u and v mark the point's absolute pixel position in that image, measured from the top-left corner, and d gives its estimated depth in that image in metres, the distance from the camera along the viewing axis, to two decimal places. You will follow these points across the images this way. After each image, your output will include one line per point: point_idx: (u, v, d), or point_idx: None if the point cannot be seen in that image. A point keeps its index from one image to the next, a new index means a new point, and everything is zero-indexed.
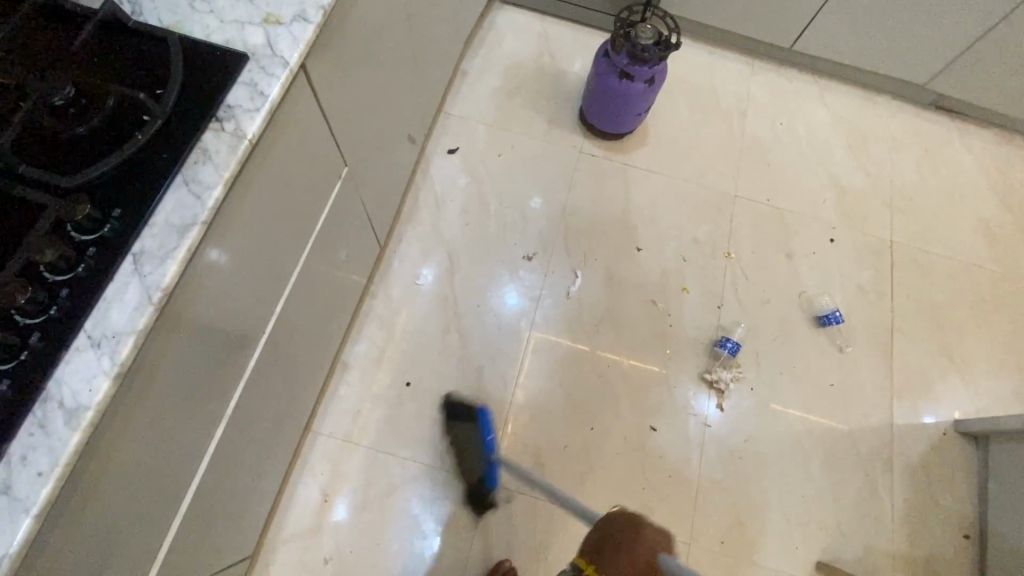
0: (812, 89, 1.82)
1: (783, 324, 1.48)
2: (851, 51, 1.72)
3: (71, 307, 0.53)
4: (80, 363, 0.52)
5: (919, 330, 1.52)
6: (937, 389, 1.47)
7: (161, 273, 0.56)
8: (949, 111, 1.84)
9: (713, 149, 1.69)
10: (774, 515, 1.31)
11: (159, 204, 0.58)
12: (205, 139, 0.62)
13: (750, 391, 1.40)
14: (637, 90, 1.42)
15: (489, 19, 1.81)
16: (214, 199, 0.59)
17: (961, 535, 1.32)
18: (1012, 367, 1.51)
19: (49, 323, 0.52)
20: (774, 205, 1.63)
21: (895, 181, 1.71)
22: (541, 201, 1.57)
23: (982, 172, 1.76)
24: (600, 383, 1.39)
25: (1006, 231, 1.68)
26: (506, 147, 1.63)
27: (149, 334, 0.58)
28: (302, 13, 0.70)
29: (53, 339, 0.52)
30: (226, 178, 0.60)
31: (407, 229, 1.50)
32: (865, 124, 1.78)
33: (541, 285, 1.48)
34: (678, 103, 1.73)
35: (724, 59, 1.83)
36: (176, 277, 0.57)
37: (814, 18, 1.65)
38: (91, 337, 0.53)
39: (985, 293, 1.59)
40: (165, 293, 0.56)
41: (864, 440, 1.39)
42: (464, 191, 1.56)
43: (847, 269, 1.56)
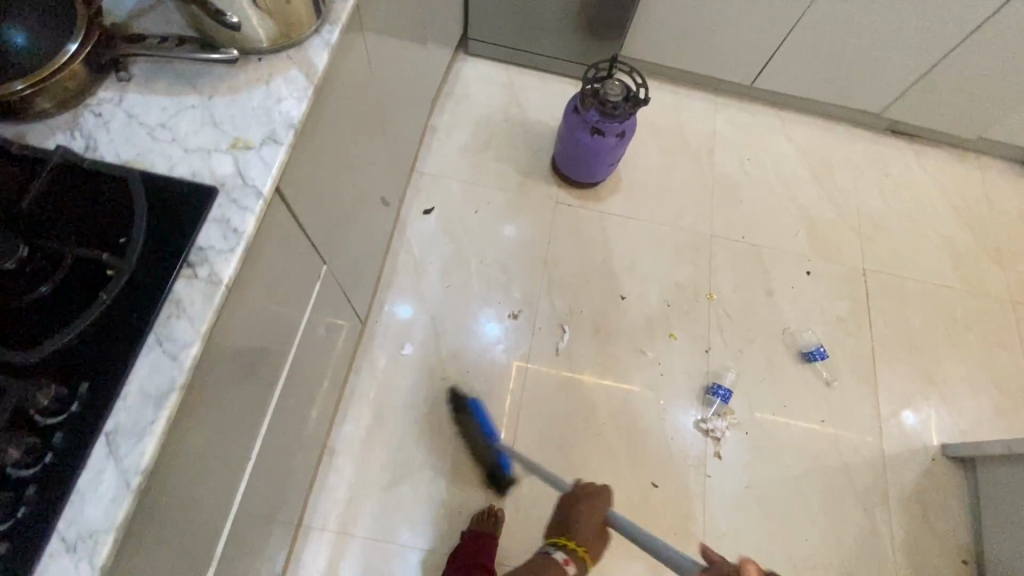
0: (774, 121, 1.87)
1: (770, 362, 1.50)
2: (809, 85, 1.77)
3: (41, 506, 0.48)
4: (55, 572, 0.47)
5: (898, 357, 1.56)
6: (923, 414, 1.50)
7: (139, 452, 0.51)
8: (904, 135, 1.91)
9: (686, 189, 1.71)
10: (781, 561, 1.31)
11: (132, 371, 0.54)
12: (177, 289, 0.58)
13: (745, 436, 1.41)
14: (608, 144, 1.42)
15: (453, 71, 1.81)
16: (192, 358, 0.55)
17: (961, 561, 1.34)
18: (989, 384, 1.56)
19: (16, 530, 0.47)
20: (749, 242, 1.65)
21: (861, 208, 1.76)
22: (513, 228, 1.60)
23: (941, 192, 1.83)
24: (596, 441, 1.38)
25: (969, 249, 1.74)
26: (482, 203, 1.62)
27: (130, 516, 0.53)
28: (272, 134, 0.67)
29: (22, 547, 0.47)
30: (203, 332, 0.56)
31: (388, 297, 1.47)
32: (828, 154, 1.83)
33: (523, 323, 1.49)
34: (647, 146, 1.75)
35: (687, 97, 1.86)
36: (156, 452, 0.53)
37: (772, 56, 1.70)
38: (66, 540, 0.48)
39: (956, 313, 1.64)
40: (145, 474, 0.51)
41: (859, 473, 1.41)
42: (443, 252, 1.55)
43: (825, 301, 1.60)
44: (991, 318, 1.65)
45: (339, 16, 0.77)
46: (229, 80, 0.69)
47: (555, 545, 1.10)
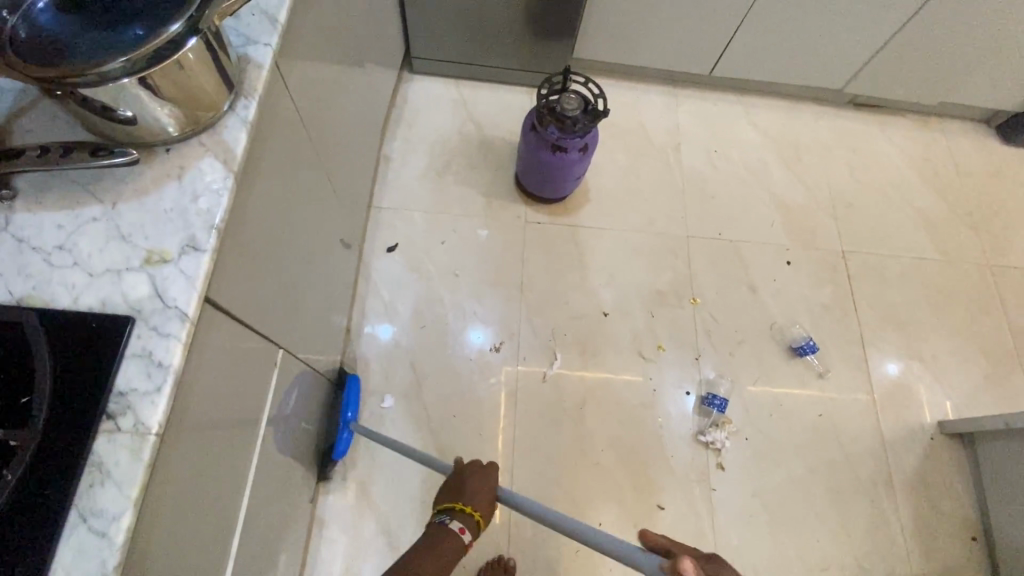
0: (737, 108, 1.82)
1: (761, 362, 1.47)
2: (768, 69, 1.72)
3: None
4: None
5: (887, 337, 1.55)
6: (918, 394, 1.49)
7: None
8: (866, 107, 1.88)
9: (656, 190, 1.65)
10: (796, 568, 1.28)
11: (54, 559, 0.46)
12: (98, 448, 0.50)
13: (745, 443, 1.38)
14: (571, 159, 1.35)
15: (401, 94, 1.72)
16: (123, 531, 0.48)
17: (971, 540, 1.34)
18: (978, 354, 1.55)
19: None
20: (726, 238, 1.61)
21: (832, 188, 1.73)
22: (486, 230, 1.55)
23: (909, 162, 1.81)
24: (595, 470, 1.33)
25: (943, 217, 1.73)
26: (448, 232, 1.54)
27: None
28: (191, 239, 0.58)
29: None
30: (135, 496, 0.49)
31: (360, 347, 1.39)
32: (794, 137, 1.80)
33: (508, 328, 1.45)
34: (611, 150, 1.69)
35: (647, 93, 1.81)
36: None
37: (728, 44, 1.64)
38: None
39: (937, 285, 1.63)
40: None
41: (862, 464, 1.39)
42: (414, 290, 1.47)
43: (808, 290, 1.57)
44: (972, 285, 1.64)
45: (255, 85, 0.67)
46: (135, 181, 0.61)
47: (448, 512, 0.91)
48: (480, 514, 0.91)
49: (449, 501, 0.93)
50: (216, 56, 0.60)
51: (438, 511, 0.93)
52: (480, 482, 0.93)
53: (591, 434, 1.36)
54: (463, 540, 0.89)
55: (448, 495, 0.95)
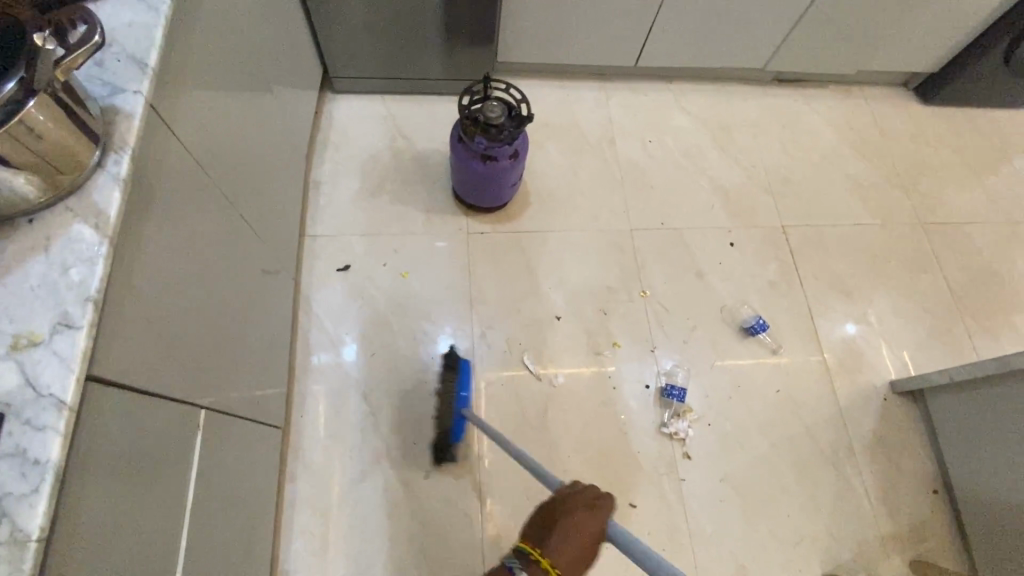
0: (667, 95, 1.83)
1: (715, 346, 1.48)
2: (691, 55, 1.74)
3: None
4: None
5: (833, 306, 1.58)
6: (867, 357, 1.53)
7: None
8: (790, 82, 1.93)
9: (596, 186, 1.65)
10: (771, 546, 1.29)
11: None
12: None
13: (708, 428, 1.39)
14: (503, 167, 1.33)
15: (325, 116, 1.66)
16: None
17: (932, 493, 1.38)
18: (919, 311, 1.60)
19: None
20: (670, 227, 1.62)
21: (767, 165, 1.76)
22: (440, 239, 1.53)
23: (836, 131, 1.86)
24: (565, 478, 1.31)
25: (873, 182, 1.79)
26: (389, 252, 1.50)
27: None
28: (64, 317, 0.53)
29: None
30: None
31: (308, 384, 1.34)
32: (725, 119, 1.82)
33: (475, 335, 1.43)
34: (547, 151, 1.68)
35: (576, 90, 1.80)
36: None
37: (649, 33, 1.64)
38: None
39: (875, 248, 1.68)
40: None
41: (822, 434, 1.42)
42: (359, 317, 1.42)
43: (753, 269, 1.60)
44: (907, 245, 1.70)
45: (127, 137, 0.62)
46: None
47: (521, 557, 0.71)
48: (558, 571, 0.70)
49: (531, 541, 0.73)
50: (71, 111, 0.55)
51: (510, 555, 0.73)
52: (580, 527, 0.72)
53: (556, 442, 1.34)
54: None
55: (534, 529, 0.75)
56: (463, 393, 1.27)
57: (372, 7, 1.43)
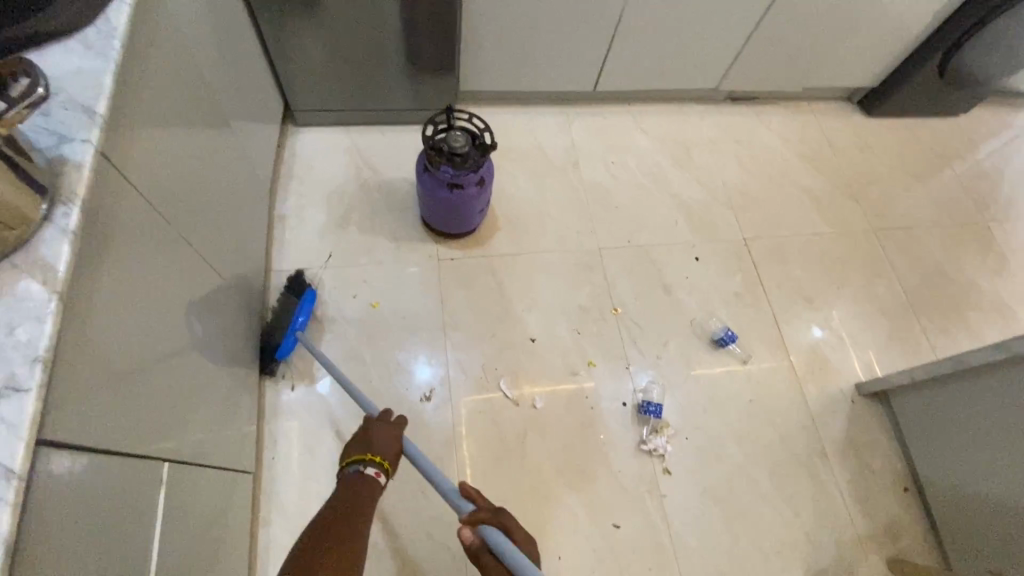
0: (627, 117, 1.89)
1: (688, 359, 1.51)
2: (647, 78, 1.80)
3: None
4: None
5: (796, 313, 1.63)
6: (833, 361, 1.57)
7: None
8: (742, 100, 2.01)
9: (563, 208, 1.67)
10: (755, 557, 1.30)
11: None
12: None
13: (686, 442, 1.40)
14: (470, 195, 1.34)
15: (288, 149, 1.65)
16: None
17: (904, 490, 1.42)
18: (878, 314, 1.67)
19: None
20: (636, 244, 1.65)
21: (725, 180, 1.82)
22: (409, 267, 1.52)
23: (789, 146, 1.94)
24: (546, 503, 1.30)
25: (825, 192, 1.87)
26: (359, 283, 1.48)
27: None
28: (10, 380, 0.51)
29: None
30: None
31: (279, 424, 1.31)
32: (683, 138, 1.88)
33: (451, 361, 1.42)
34: (513, 175, 1.71)
35: (539, 115, 1.84)
36: None
37: (605, 59, 1.70)
38: None
39: (832, 256, 1.75)
40: None
41: (796, 440, 1.45)
42: (330, 351, 1.40)
43: (718, 281, 1.64)
44: (861, 251, 1.77)
45: (76, 187, 0.60)
46: None
47: (360, 461, 0.92)
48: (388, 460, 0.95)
49: (359, 454, 0.94)
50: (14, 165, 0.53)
51: (348, 462, 0.93)
52: (390, 436, 0.99)
53: (537, 466, 1.33)
54: (379, 484, 0.91)
55: (358, 448, 0.96)
56: (297, 321, 1.32)
57: (332, 41, 1.44)
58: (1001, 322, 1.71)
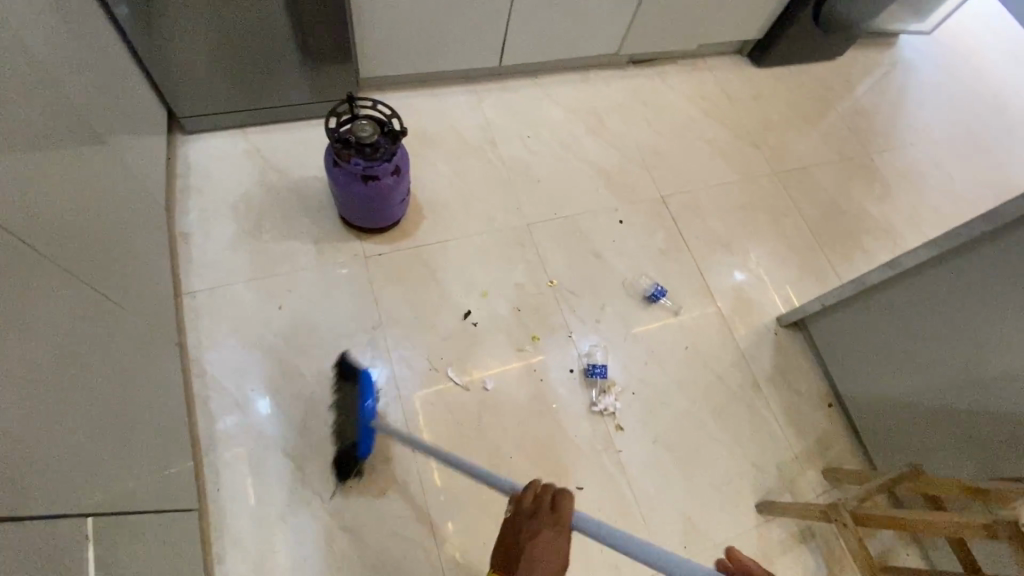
0: (536, 90, 1.89)
1: (625, 319, 1.56)
2: (550, 48, 1.80)
3: None
4: None
5: (718, 260, 1.73)
6: (755, 300, 1.68)
7: None
8: (643, 63, 2.07)
9: (486, 188, 1.66)
10: (709, 491, 1.39)
11: None
12: None
13: (633, 397, 1.46)
14: (388, 185, 1.29)
15: (179, 160, 1.52)
16: None
17: (828, 406, 1.56)
18: (788, 251, 1.80)
19: None
20: (562, 215, 1.67)
21: (638, 142, 1.88)
22: (335, 268, 1.46)
23: (691, 102, 2.03)
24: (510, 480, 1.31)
25: (729, 143, 1.97)
26: (283, 292, 1.41)
27: None
28: None
29: None
30: None
31: (218, 452, 1.23)
32: (593, 106, 1.91)
33: (394, 357, 1.39)
34: (430, 161, 1.67)
35: (448, 96, 1.80)
36: None
37: (507, 32, 1.68)
38: None
39: (742, 202, 1.86)
40: None
41: (731, 378, 1.55)
42: (262, 368, 1.32)
43: (643, 240, 1.70)
44: (768, 194, 1.90)
45: None
46: None
47: None
48: None
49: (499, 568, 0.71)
50: None
51: None
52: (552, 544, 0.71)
53: (496, 447, 1.34)
54: None
55: (504, 554, 0.73)
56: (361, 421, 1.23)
57: (210, 37, 1.32)
58: (891, 243, 1.89)
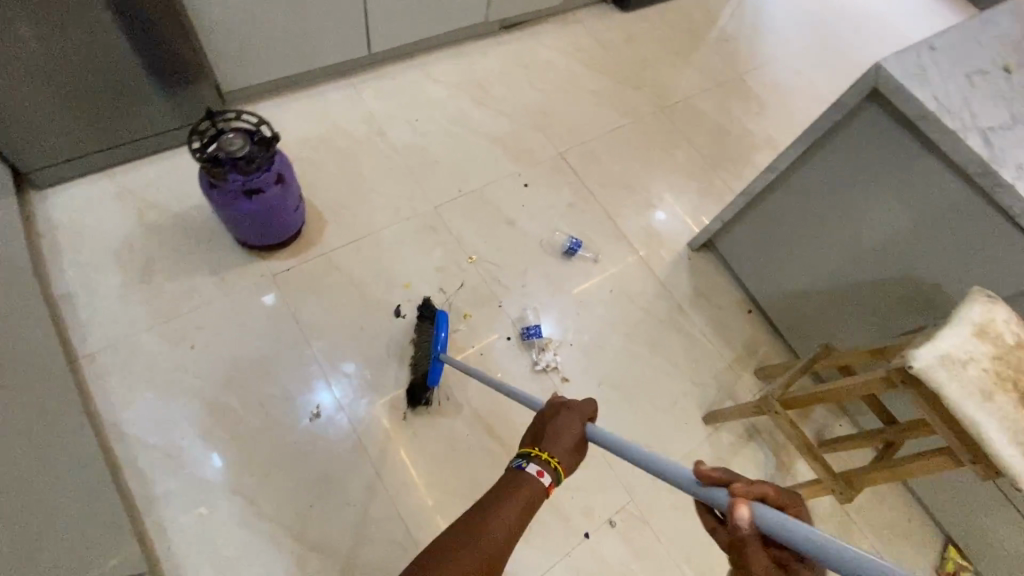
0: (414, 72, 1.86)
1: (548, 276, 1.60)
2: (417, 28, 1.77)
3: None
4: None
5: (624, 202, 1.79)
6: (665, 231, 1.77)
7: None
8: (515, 27, 2.08)
9: (384, 180, 1.63)
10: (659, 416, 1.47)
11: None
12: None
13: (572, 349, 1.51)
14: (276, 196, 1.24)
15: (40, 219, 1.38)
16: None
17: (748, 312, 1.68)
18: (686, 179, 1.90)
19: None
20: (467, 190, 1.67)
21: (526, 105, 1.90)
22: (243, 293, 1.39)
23: (568, 56, 2.07)
24: (472, 454, 1.32)
25: (612, 89, 2.03)
26: (193, 331, 1.33)
27: None
28: None
29: None
30: None
31: (160, 510, 1.16)
32: (474, 77, 1.91)
33: (327, 368, 1.36)
34: (320, 164, 1.61)
35: (324, 95, 1.74)
36: None
37: (369, 18, 1.64)
38: None
39: (635, 143, 1.93)
40: None
41: (658, 308, 1.63)
42: (188, 413, 1.25)
43: (551, 198, 1.73)
44: (657, 130, 1.98)
45: None
46: None
47: (525, 456, 0.78)
48: (558, 459, 0.77)
49: (530, 446, 0.80)
50: None
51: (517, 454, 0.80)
52: (568, 422, 0.79)
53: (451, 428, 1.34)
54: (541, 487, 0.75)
55: (532, 439, 0.81)
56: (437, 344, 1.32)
57: (34, 78, 1.19)
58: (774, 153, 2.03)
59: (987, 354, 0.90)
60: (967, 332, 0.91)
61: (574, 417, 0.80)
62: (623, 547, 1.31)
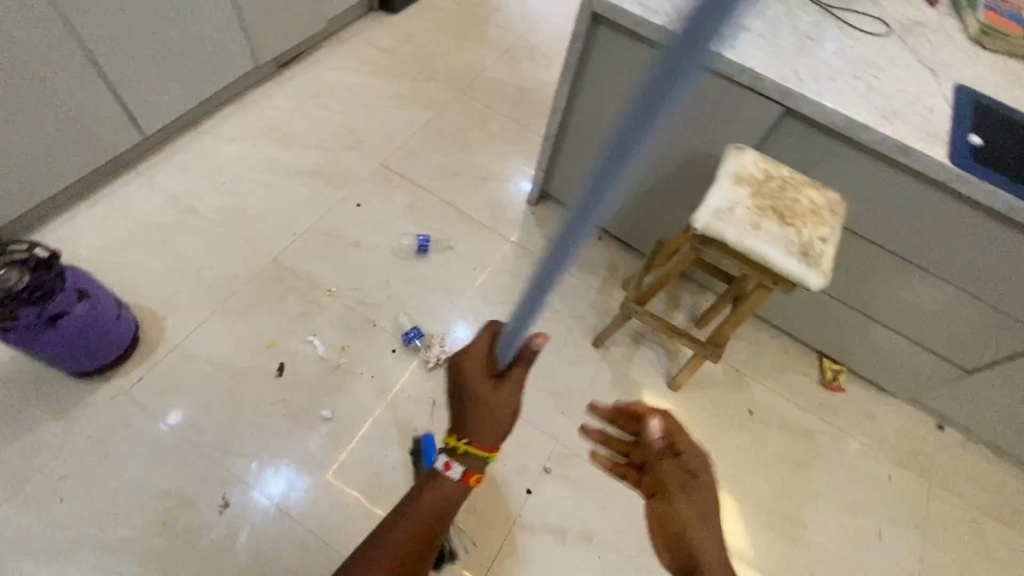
0: (204, 139, 1.80)
1: (411, 280, 1.64)
2: (186, 95, 1.70)
3: None
4: None
5: (457, 186, 1.86)
6: (503, 198, 1.87)
7: None
8: (292, 62, 2.06)
9: (211, 253, 1.57)
10: (554, 362, 1.59)
11: None
12: None
13: (456, 336, 1.57)
14: (87, 311, 1.18)
15: None
16: None
17: (599, 239, 1.82)
18: (505, 144, 2.00)
19: None
20: (302, 231, 1.66)
21: (331, 132, 1.91)
22: (99, 423, 1.30)
23: (355, 72, 2.09)
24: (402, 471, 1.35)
25: (408, 88, 2.09)
26: (57, 482, 1.23)
27: None
28: None
29: None
30: None
31: None
32: (269, 123, 1.88)
33: (220, 453, 1.31)
34: (136, 263, 1.52)
35: (115, 195, 1.63)
36: None
37: (125, 102, 1.55)
38: None
39: (448, 129, 2.01)
40: None
41: (521, 268, 1.73)
42: (83, 564, 1.16)
43: (387, 208, 1.76)
44: (463, 110, 2.07)
45: None
46: None
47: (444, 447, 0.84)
48: (471, 448, 0.81)
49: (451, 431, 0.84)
50: None
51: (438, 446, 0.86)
52: (479, 394, 0.81)
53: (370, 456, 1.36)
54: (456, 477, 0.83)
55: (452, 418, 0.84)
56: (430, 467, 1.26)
57: None
58: None
59: (746, 195, 1.05)
60: (727, 185, 1.06)
61: (480, 379, 0.81)
62: (566, 485, 1.42)
